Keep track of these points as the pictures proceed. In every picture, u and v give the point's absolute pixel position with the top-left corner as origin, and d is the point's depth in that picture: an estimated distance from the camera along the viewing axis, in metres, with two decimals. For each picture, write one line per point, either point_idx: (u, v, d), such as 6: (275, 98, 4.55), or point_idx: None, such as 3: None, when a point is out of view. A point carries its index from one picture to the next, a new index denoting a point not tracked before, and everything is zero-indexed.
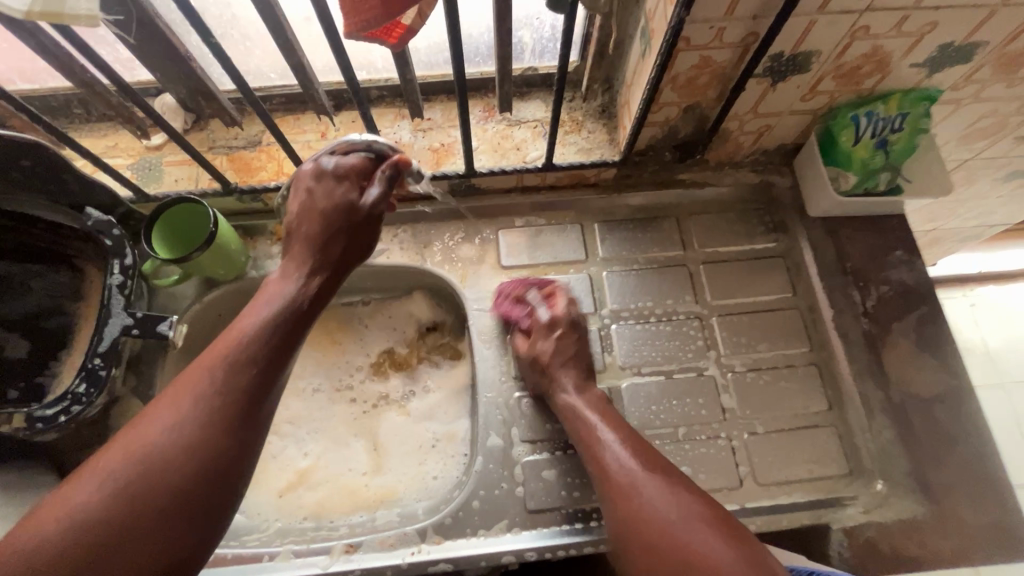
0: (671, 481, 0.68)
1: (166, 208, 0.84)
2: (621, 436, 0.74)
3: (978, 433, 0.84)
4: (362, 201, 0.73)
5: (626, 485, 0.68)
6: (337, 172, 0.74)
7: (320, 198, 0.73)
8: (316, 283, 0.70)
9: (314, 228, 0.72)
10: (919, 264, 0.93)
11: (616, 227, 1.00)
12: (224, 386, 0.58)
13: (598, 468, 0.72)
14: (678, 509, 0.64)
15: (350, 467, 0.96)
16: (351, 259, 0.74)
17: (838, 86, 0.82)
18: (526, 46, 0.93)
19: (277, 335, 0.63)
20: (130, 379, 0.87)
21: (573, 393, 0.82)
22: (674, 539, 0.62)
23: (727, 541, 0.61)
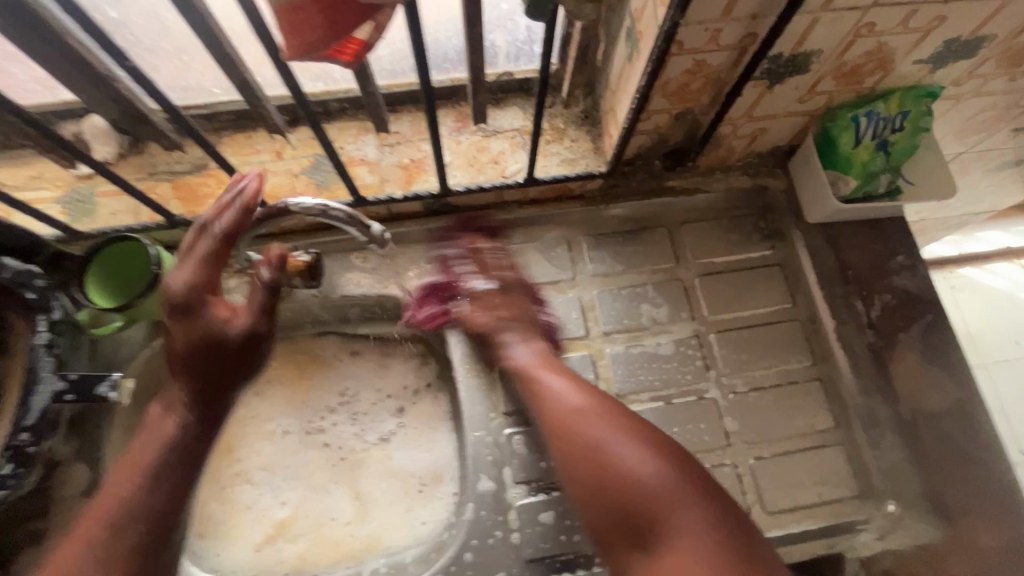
0: (590, 395, 0.71)
1: (101, 248, 0.74)
2: (558, 376, 0.74)
3: (988, 446, 0.81)
4: (229, 325, 0.67)
5: (563, 416, 0.69)
6: (188, 288, 0.66)
7: (190, 322, 0.65)
8: (197, 413, 0.67)
9: (183, 352, 0.66)
10: (921, 269, 0.89)
11: (604, 241, 0.93)
12: (115, 549, 0.60)
13: (540, 405, 0.72)
14: (607, 425, 0.67)
15: (332, 515, 0.88)
16: (234, 379, 0.69)
17: (838, 86, 0.76)
18: (500, 50, 0.85)
19: (165, 475, 0.64)
20: (70, 441, 0.77)
21: (518, 348, 0.79)
22: (609, 468, 0.64)
23: (654, 453, 0.64)
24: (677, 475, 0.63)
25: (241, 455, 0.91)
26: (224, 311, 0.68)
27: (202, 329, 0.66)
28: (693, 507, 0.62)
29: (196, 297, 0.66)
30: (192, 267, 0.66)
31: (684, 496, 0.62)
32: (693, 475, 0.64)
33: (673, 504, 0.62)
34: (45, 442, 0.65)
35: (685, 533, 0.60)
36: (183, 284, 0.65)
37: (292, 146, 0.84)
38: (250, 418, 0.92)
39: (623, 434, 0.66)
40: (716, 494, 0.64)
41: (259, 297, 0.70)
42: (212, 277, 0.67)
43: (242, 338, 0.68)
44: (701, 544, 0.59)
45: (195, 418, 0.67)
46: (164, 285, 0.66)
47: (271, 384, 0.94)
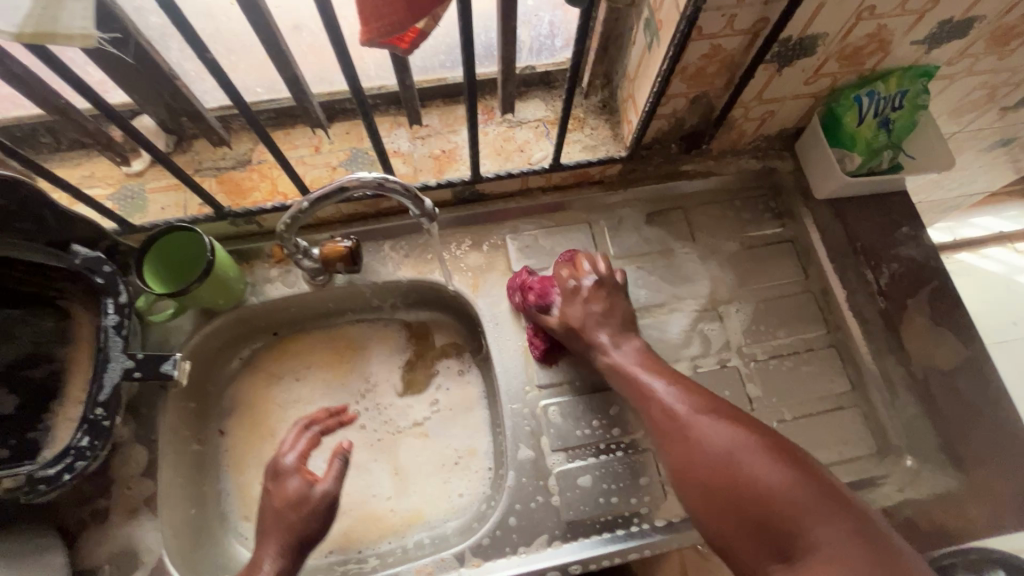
0: (701, 399, 0.71)
1: (161, 238, 0.79)
2: (658, 376, 0.75)
3: (997, 402, 0.85)
4: (314, 492, 0.72)
5: (680, 417, 0.69)
6: (290, 465, 0.75)
7: (282, 488, 0.72)
8: (283, 567, 0.68)
9: (274, 521, 0.71)
10: (925, 239, 0.94)
11: (624, 223, 0.98)
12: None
13: (646, 408, 0.73)
14: (727, 433, 0.65)
15: (374, 491, 0.92)
16: (315, 538, 0.72)
17: (841, 68, 0.82)
18: (524, 44, 0.91)
19: None
20: (129, 424, 0.81)
21: (614, 349, 0.80)
22: (731, 473, 0.62)
23: (774, 453, 0.62)
24: (808, 479, 0.60)
25: None
26: (307, 475, 0.74)
27: (291, 495, 0.72)
28: (826, 516, 0.57)
29: (291, 470, 0.74)
30: (296, 447, 0.77)
31: (813, 504, 0.58)
32: (821, 477, 0.60)
33: (799, 507, 0.58)
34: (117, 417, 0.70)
35: (823, 540, 0.56)
36: (287, 461, 0.75)
37: (331, 139, 0.89)
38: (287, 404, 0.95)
39: (735, 432, 0.65)
40: (848, 499, 0.59)
41: (339, 465, 0.75)
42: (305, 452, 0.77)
43: (322, 504, 0.72)
44: (846, 555, 0.54)
45: (282, 567, 0.68)
46: (272, 460, 0.76)
47: (307, 369, 0.97)
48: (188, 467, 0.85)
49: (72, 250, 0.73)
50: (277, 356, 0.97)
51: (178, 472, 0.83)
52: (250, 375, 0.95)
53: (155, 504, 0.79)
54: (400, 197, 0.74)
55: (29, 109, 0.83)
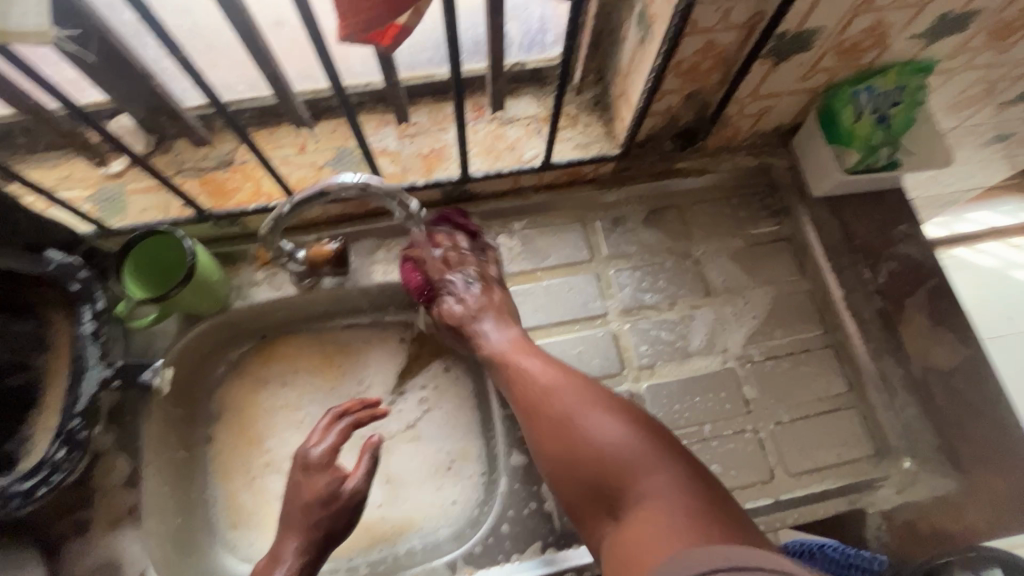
0: (564, 373, 0.75)
1: (138, 242, 0.77)
2: (526, 353, 0.78)
3: (996, 402, 0.84)
4: (344, 490, 0.73)
5: (536, 395, 0.73)
6: (320, 459, 0.74)
7: (313, 484, 0.73)
8: (305, 565, 0.70)
9: (303, 517, 0.71)
10: (923, 237, 0.93)
11: (617, 223, 0.96)
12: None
13: (509, 384, 0.77)
14: (577, 398, 0.71)
15: (365, 498, 0.90)
16: (337, 535, 0.73)
17: (839, 63, 0.80)
18: (514, 39, 0.88)
19: None
20: (111, 432, 0.79)
21: (492, 329, 0.83)
22: (579, 439, 0.68)
23: (623, 420, 0.68)
24: (646, 441, 0.66)
25: None
26: (337, 472, 0.74)
27: (321, 492, 0.72)
28: (659, 466, 0.64)
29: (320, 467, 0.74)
30: (326, 441, 0.75)
31: (645, 455, 0.64)
32: (664, 439, 0.66)
33: (638, 470, 0.64)
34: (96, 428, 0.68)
35: (654, 487, 0.62)
36: (314, 454, 0.74)
37: (316, 138, 0.86)
38: (275, 409, 0.92)
39: (602, 411, 0.69)
40: (686, 457, 0.65)
41: (370, 461, 0.75)
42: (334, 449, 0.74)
43: (352, 502, 0.73)
44: (668, 501, 0.61)
45: (304, 564, 0.70)
46: (302, 451, 0.75)
47: (296, 373, 0.94)
48: (173, 476, 0.83)
49: (45, 256, 0.71)
50: (264, 360, 0.94)
51: (163, 482, 0.81)
52: (237, 381, 0.93)
53: (138, 514, 0.77)
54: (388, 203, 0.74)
55: (2, 108, 0.80)
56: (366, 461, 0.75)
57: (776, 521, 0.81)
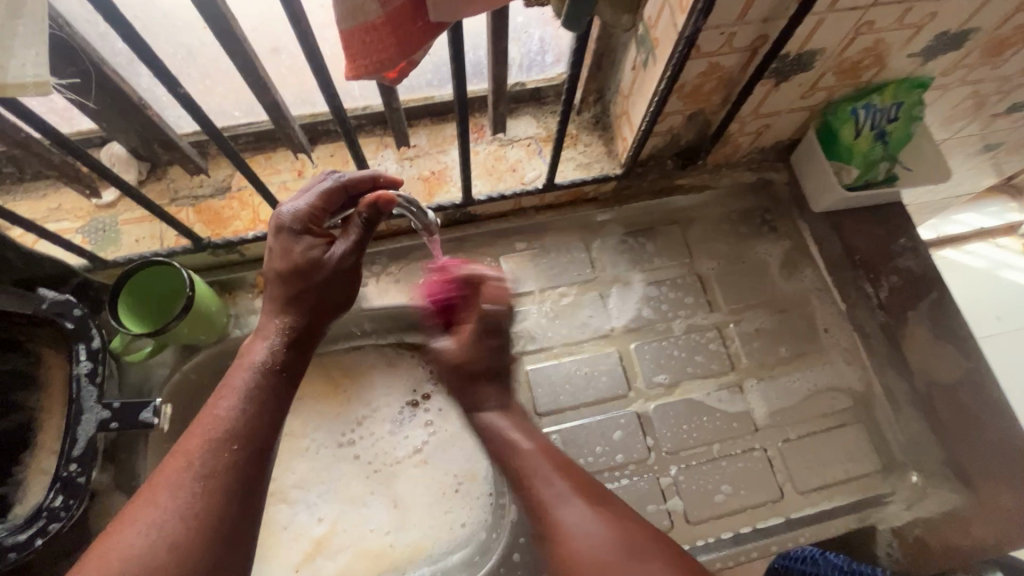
0: (588, 507, 0.63)
1: (133, 274, 0.74)
2: (550, 466, 0.68)
3: (1001, 414, 0.85)
4: (327, 256, 0.63)
5: (564, 530, 0.62)
6: (294, 220, 0.63)
7: (288, 251, 0.62)
8: (288, 329, 0.63)
9: (283, 279, 0.63)
10: (923, 250, 0.93)
11: (621, 242, 0.96)
12: (213, 465, 0.54)
13: (536, 517, 0.64)
14: (620, 542, 0.60)
15: (373, 525, 0.89)
16: (333, 303, 0.65)
17: (838, 82, 0.81)
18: (514, 61, 0.88)
19: (262, 392, 0.59)
20: (108, 471, 0.76)
21: (495, 416, 0.75)
22: (605, 559, 0.59)
23: (671, 574, 0.57)
24: None
25: (275, 474, 0.91)
26: (324, 244, 0.64)
27: (299, 259, 0.62)
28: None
29: (306, 235, 0.64)
30: (308, 197, 0.64)
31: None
32: None
33: None
34: (94, 471, 0.66)
35: None
36: (298, 250, 0.63)
37: (314, 163, 0.85)
38: (280, 437, 0.93)
39: (651, 560, 0.58)
40: None
41: (361, 226, 0.63)
42: (324, 209, 0.65)
43: (331, 273, 0.63)
44: None
45: (287, 345, 0.62)
46: (274, 214, 0.64)
47: (300, 401, 0.94)
48: None
49: (37, 294, 0.69)
50: None
51: None
52: None
53: None
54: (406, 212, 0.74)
55: None
56: (358, 221, 0.63)
57: (788, 540, 0.81)
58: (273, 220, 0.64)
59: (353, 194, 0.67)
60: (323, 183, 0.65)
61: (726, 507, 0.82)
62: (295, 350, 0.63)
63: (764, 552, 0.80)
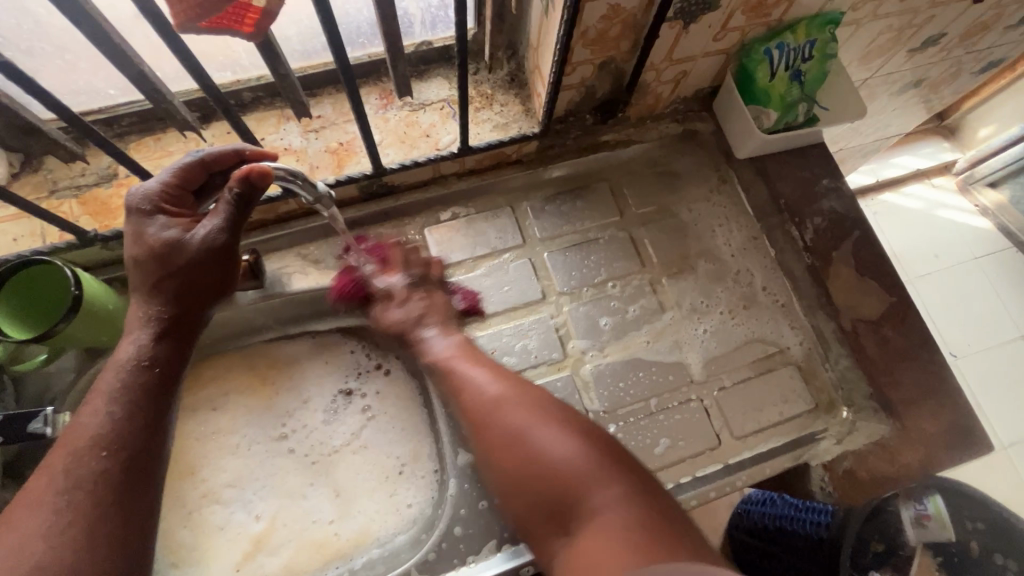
0: (510, 383, 0.71)
1: (13, 276, 0.68)
2: (475, 365, 0.74)
3: (923, 343, 0.87)
4: (190, 238, 0.60)
5: (485, 406, 0.69)
6: (148, 201, 0.61)
7: (142, 234, 0.60)
8: (155, 325, 0.60)
9: (143, 267, 0.60)
10: (845, 190, 0.94)
11: (547, 204, 0.93)
12: (80, 477, 0.52)
13: (459, 396, 0.72)
14: (527, 413, 0.66)
15: (315, 516, 0.86)
16: (204, 288, 0.62)
17: (748, 21, 0.79)
18: (414, 18, 0.81)
19: (135, 393, 0.57)
20: (11, 488, 0.71)
21: (436, 338, 0.79)
22: (535, 455, 0.63)
23: (575, 436, 0.64)
24: (595, 455, 0.61)
25: (206, 475, 0.87)
26: (185, 224, 0.61)
27: (155, 243, 0.59)
28: (609, 479, 0.59)
29: (160, 215, 0.61)
30: (161, 175, 0.62)
31: (595, 469, 0.60)
32: (620, 461, 0.61)
33: (586, 481, 0.59)
34: None
35: (603, 508, 0.57)
36: (152, 233, 0.60)
37: (208, 142, 0.79)
38: (209, 435, 0.89)
39: (558, 429, 0.64)
40: (639, 472, 0.61)
41: (228, 204, 0.60)
42: (183, 186, 0.63)
43: (196, 256, 0.60)
44: (618, 519, 0.55)
45: (158, 341, 0.60)
46: (128, 197, 0.61)
47: (226, 398, 0.91)
48: None
49: None
50: (200, 382, 0.91)
51: None
52: None
53: None
54: (292, 185, 0.69)
55: None
56: (226, 196, 0.60)
57: (726, 486, 0.82)
58: (127, 203, 0.61)
59: (220, 171, 0.65)
60: (182, 160, 0.62)
61: (666, 459, 0.82)
62: (169, 341, 0.60)
63: (704, 499, 0.81)
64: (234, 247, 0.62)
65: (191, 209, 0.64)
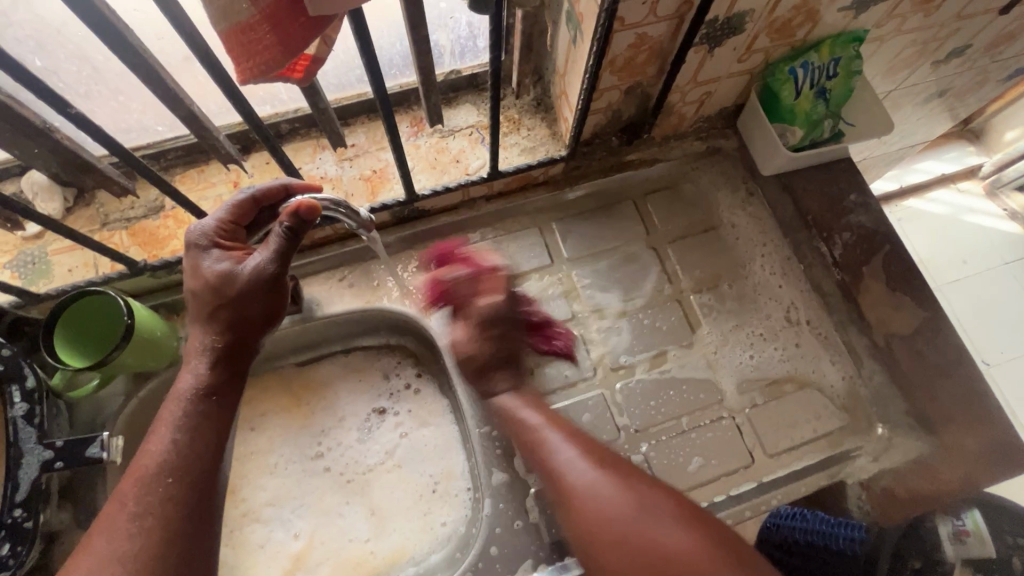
0: (599, 464, 0.70)
1: (70, 307, 0.72)
2: (560, 434, 0.73)
3: (960, 358, 0.85)
4: (242, 270, 0.61)
5: (577, 491, 0.68)
6: (205, 236, 0.63)
7: (197, 267, 0.61)
8: (212, 350, 0.62)
9: (201, 299, 0.61)
10: (873, 205, 0.93)
11: (575, 224, 0.94)
12: (148, 502, 0.55)
13: (549, 475, 0.71)
14: (633, 504, 0.65)
15: (352, 534, 0.88)
16: (256, 317, 0.62)
17: (773, 42, 0.79)
18: (444, 49, 0.85)
19: (198, 418, 0.59)
20: (67, 510, 0.74)
21: (507, 392, 0.80)
22: (643, 537, 0.62)
23: (684, 523, 0.63)
24: (713, 549, 0.61)
25: (246, 494, 0.89)
26: (238, 256, 0.63)
27: (210, 275, 0.61)
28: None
29: (215, 249, 0.63)
30: (217, 213, 0.64)
31: (714, 565, 0.59)
32: (734, 548, 0.61)
33: (709, 571, 0.59)
34: (40, 514, 0.66)
35: None
36: (207, 266, 0.62)
37: (249, 174, 0.82)
38: (248, 455, 0.91)
39: (669, 520, 0.63)
40: (754, 562, 0.61)
41: (279, 235, 0.60)
42: (236, 222, 0.65)
43: (249, 285, 0.60)
44: None
45: (216, 367, 0.62)
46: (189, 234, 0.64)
47: (264, 418, 0.93)
48: None
49: None
50: (239, 403, 0.94)
51: None
52: None
53: None
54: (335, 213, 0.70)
55: None
56: (277, 230, 0.60)
57: (761, 504, 0.81)
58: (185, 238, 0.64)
59: (269, 206, 0.67)
60: (236, 197, 0.65)
61: (699, 477, 0.82)
62: (225, 365, 0.62)
63: (740, 518, 0.81)
64: (283, 277, 0.62)
65: (244, 242, 0.66)
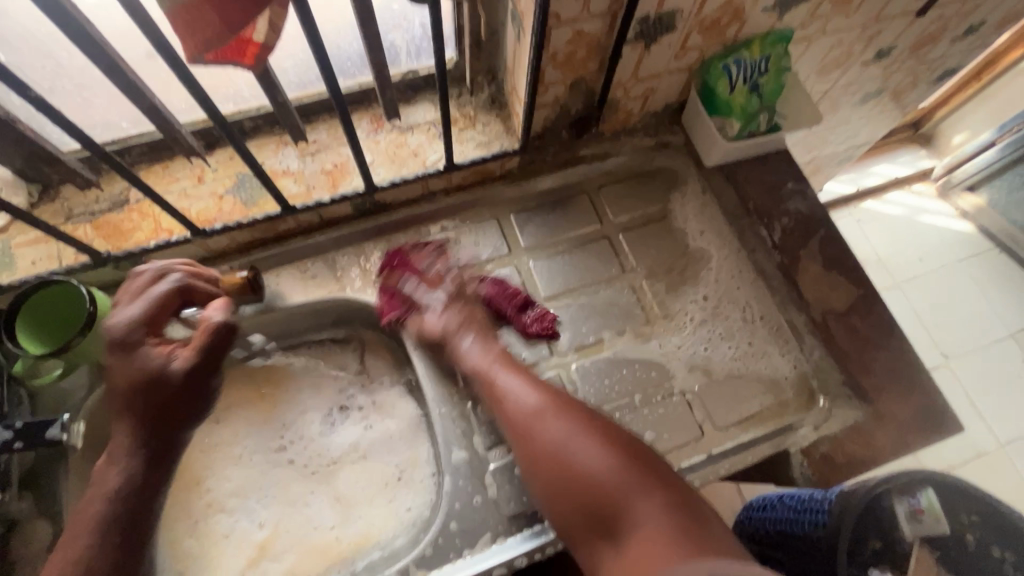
0: (545, 395, 0.78)
1: (31, 296, 0.74)
2: (513, 374, 0.81)
3: (891, 331, 0.91)
4: (168, 365, 0.70)
5: (527, 420, 0.76)
6: (125, 327, 0.70)
7: (130, 355, 0.69)
8: (144, 431, 0.69)
9: (131, 384, 0.69)
10: (809, 192, 1.00)
11: (531, 215, 0.99)
12: (95, 553, 0.64)
13: (501, 409, 0.79)
14: (566, 426, 0.74)
15: (317, 522, 0.89)
16: (183, 403, 0.71)
17: (705, 40, 0.86)
18: (400, 49, 0.90)
19: (140, 477, 0.68)
20: (27, 498, 0.76)
21: (471, 347, 0.85)
22: (571, 464, 0.72)
23: (605, 448, 0.72)
24: (626, 467, 0.70)
25: (210, 484, 0.90)
26: (166, 350, 0.71)
27: (143, 363, 0.69)
28: (644, 494, 0.68)
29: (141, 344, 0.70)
30: (141, 304, 0.71)
31: (628, 483, 0.69)
32: (646, 464, 0.71)
33: (623, 492, 0.69)
34: None
35: (646, 518, 0.67)
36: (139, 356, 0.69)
37: (212, 167, 0.87)
38: (214, 446, 0.92)
39: (595, 444, 0.73)
40: (663, 476, 0.70)
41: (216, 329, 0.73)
42: (157, 314, 0.72)
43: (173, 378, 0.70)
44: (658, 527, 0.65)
45: (149, 436, 0.69)
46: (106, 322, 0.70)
47: (229, 410, 0.95)
48: None
49: None
50: None
51: None
52: None
53: None
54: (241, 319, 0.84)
55: None
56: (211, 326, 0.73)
57: (710, 474, 0.85)
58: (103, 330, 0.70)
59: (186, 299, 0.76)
60: (158, 290, 0.72)
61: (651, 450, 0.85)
62: (162, 438, 0.70)
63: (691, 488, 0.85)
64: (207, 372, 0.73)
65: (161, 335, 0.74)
